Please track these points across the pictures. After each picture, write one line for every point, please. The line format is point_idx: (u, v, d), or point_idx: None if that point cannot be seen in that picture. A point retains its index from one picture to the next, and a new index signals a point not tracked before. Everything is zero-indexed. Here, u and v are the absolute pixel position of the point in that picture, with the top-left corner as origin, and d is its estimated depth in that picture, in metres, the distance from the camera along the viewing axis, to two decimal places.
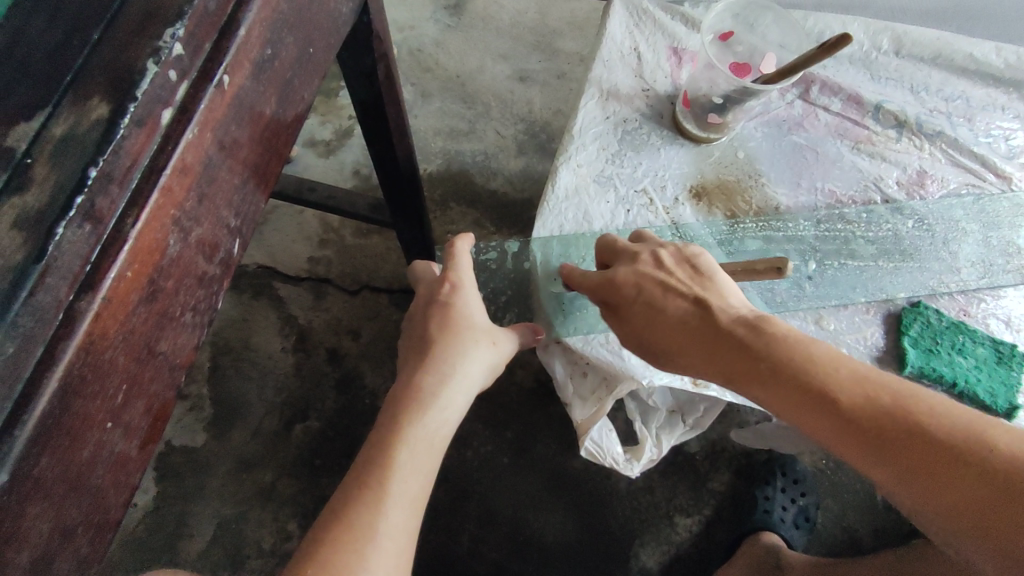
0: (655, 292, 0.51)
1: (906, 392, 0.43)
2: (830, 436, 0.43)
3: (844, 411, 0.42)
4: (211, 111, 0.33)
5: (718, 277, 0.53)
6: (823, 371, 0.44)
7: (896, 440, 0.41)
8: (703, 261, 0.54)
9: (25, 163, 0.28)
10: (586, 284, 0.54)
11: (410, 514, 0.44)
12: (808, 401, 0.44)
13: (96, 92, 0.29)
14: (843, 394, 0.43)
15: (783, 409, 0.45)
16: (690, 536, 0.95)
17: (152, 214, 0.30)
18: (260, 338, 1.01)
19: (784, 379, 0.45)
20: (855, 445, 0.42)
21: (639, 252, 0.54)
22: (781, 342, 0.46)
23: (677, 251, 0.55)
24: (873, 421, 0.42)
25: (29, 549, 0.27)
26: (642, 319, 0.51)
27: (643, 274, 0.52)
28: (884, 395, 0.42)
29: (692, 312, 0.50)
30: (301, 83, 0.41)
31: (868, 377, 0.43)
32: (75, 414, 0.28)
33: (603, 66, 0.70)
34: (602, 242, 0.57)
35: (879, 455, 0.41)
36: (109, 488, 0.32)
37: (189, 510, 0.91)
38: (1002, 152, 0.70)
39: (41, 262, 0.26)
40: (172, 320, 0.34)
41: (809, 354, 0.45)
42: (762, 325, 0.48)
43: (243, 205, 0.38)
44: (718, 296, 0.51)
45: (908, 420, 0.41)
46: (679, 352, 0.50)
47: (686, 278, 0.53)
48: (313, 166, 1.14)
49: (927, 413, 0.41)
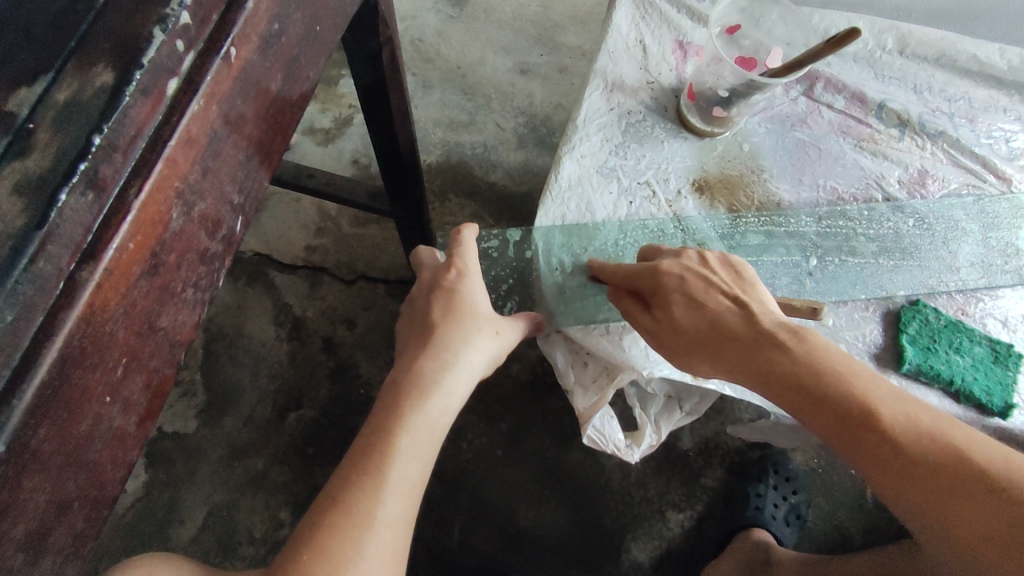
0: (699, 291, 0.50)
1: (938, 418, 0.44)
2: (864, 454, 0.44)
3: (884, 430, 0.44)
4: (217, 84, 0.32)
5: (757, 286, 0.53)
6: (866, 387, 0.45)
7: (933, 463, 0.43)
8: (746, 269, 0.54)
9: (28, 128, 0.28)
10: (627, 279, 0.54)
11: (407, 502, 0.44)
12: (847, 416, 0.45)
13: (100, 59, 0.29)
14: (884, 413, 0.44)
15: (820, 418, 0.46)
16: (682, 532, 0.95)
17: (156, 184, 0.30)
18: (255, 325, 1.01)
19: (825, 393, 0.45)
20: (889, 465, 0.43)
21: (684, 250, 0.54)
22: (825, 356, 0.47)
23: (721, 254, 0.55)
24: (913, 443, 0.43)
25: (24, 522, 0.27)
26: (681, 317, 0.50)
27: (687, 272, 0.52)
28: (922, 418, 0.44)
29: (734, 315, 0.50)
30: (307, 61, 0.41)
31: (906, 400, 0.45)
32: (75, 385, 0.28)
33: (608, 58, 0.70)
34: (647, 249, 0.56)
35: (913, 476, 0.43)
36: (106, 463, 0.31)
37: (179, 496, 0.90)
38: (1004, 153, 0.70)
39: (42, 229, 0.26)
40: (173, 295, 0.33)
41: (850, 371, 0.46)
42: (805, 337, 0.48)
43: (246, 181, 0.38)
44: (759, 304, 0.51)
45: (943, 446, 0.43)
46: (714, 358, 0.49)
47: (728, 279, 0.53)
48: (311, 153, 1.13)
49: (962, 441, 0.43)
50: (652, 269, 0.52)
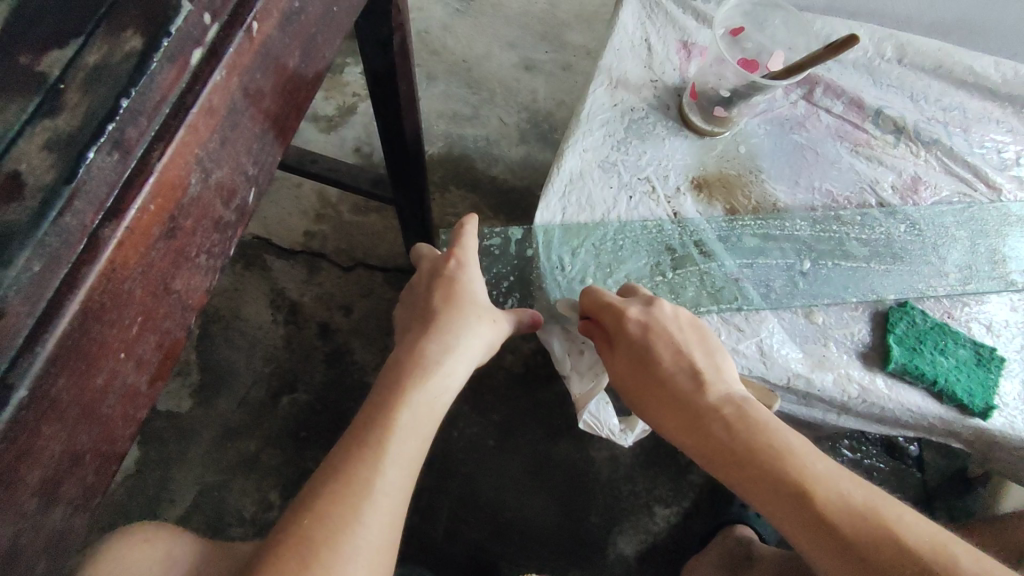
0: (659, 347, 0.53)
1: (877, 499, 0.43)
2: (799, 531, 0.44)
3: (818, 508, 0.43)
4: (239, 56, 0.33)
5: (720, 353, 0.54)
6: (799, 464, 0.46)
7: (870, 548, 0.41)
8: (710, 335, 0.56)
9: (59, 88, 0.29)
10: (594, 304, 0.55)
11: (406, 475, 0.45)
12: (780, 490, 0.45)
13: (130, 25, 0.30)
14: (818, 490, 0.44)
15: (758, 496, 0.46)
16: (668, 527, 0.97)
17: (177, 149, 0.31)
18: (251, 309, 1.01)
19: (762, 470, 0.46)
20: (822, 545, 0.43)
21: (654, 299, 0.56)
22: (764, 430, 0.48)
23: (687, 316, 0.56)
24: (845, 524, 0.42)
25: (39, 469, 0.28)
26: (637, 370, 0.53)
27: (653, 326, 0.54)
28: (856, 497, 0.43)
29: (687, 378, 0.52)
30: (324, 41, 0.42)
31: (842, 479, 0.45)
32: (93, 338, 0.29)
33: (614, 55, 0.71)
34: (625, 286, 0.58)
35: (849, 559, 0.41)
36: (118, 419, 0.33)
37: (170, 475, 0.91)
38: (994, 163, 0.72)
39: (70, 185, 0.27)
40: (188, 259, 0.34)
41: (788, 447, 0.47)
42: (749, 410, 0.50)
43: (261, 154, 0.39)
44: (715, 370, 0.53)
45: (879, 525, 0.42)
46: (665, 417, 0.52)
47: (691, 342, 0.54)
48: (314, 140, 1.14)
49: (901, 526, 0.42)
50: (619, 311, 0.53)
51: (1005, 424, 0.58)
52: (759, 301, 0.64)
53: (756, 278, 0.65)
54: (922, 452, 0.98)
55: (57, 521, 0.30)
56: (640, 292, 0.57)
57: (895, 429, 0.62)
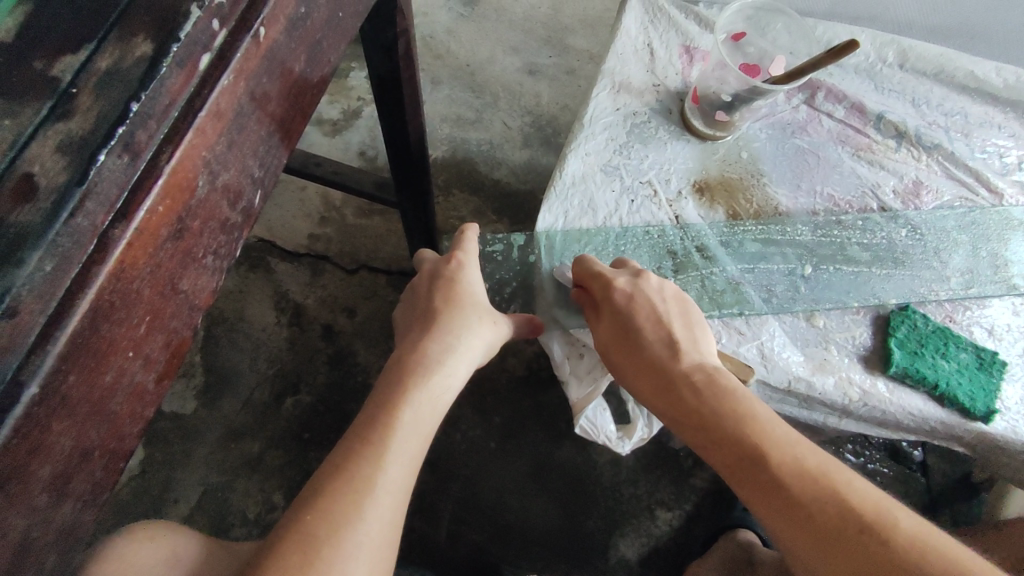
0: (638, 315, 0.54)
1: (831, 464, 0.44)
2: (750, 488, 0.45)
3: (772, 467, 0.44)
4: (246, 61, 0.34)
5: (700, 326, 0.55)
6: (760, 427, 0.46)
7: (814, 504, 0.42)
8: (693, 308, 0.56)
9: (71, 93, 0.29)
10: (585, 274, 0.57)
11: (407, 473, 0.45)
12: (737, 449, 0.46)
13: (141, 31, 0.31)
14: (773, 451, 0.45)
15: (716, 455, 0.47)
16: (670, 530, 0.97)
17: (185, 152, 0.31)
18: (256, 311, 1.02)
19: (722, 430, 0.47)
20: (769, 501, 0.44)
21: (642, 271, 0.57)
22: (731, 394, 0.48)
23: (672, 289, 0.57)
24: (795, 482, 0.43)
25: (50, 464, 0.29)
26: (616, 336, 0.54)
27: (637, 296, 0.54)
28: (810, 461, 0.44)
29: (664, 346, 0.53)
30: (329, 46, 0.42)
31: (800, 444, 0.45)
32: (102, 336, 0.30)
33: (616, 60, 0.72)
34: (618, 259, 0.60)
35: (792, 514, 0.42)
36: (126, 416, 0.33)
37: (175, 475, 0.92)
38: (997, 167, 0.72)
39: (83, 186, 0.28)
40: (195, 260, 0.35)
41: (752, 412, 0.47)
42: (719, 377, 0.50)
43: (267, 156, 0.39)
44: (692, 341, 0.53)
45: (828, 486, 0.42)
46: (635, 379, 0.53)
47: (673, 313, 0.55)
48: (319, 143, 1.15)
49: (848, 489, 0.42)
50: (606, 279, 0.55)
51: (1006, 428, 0.59)
52: (761, 306, 0.64)
53: (758, 283, 0.65)
54: (926, 458, 0.98)
55: (67, 515, 0.31)
56: (630, 266, 0.59)
57: (895, 433, 0.62)
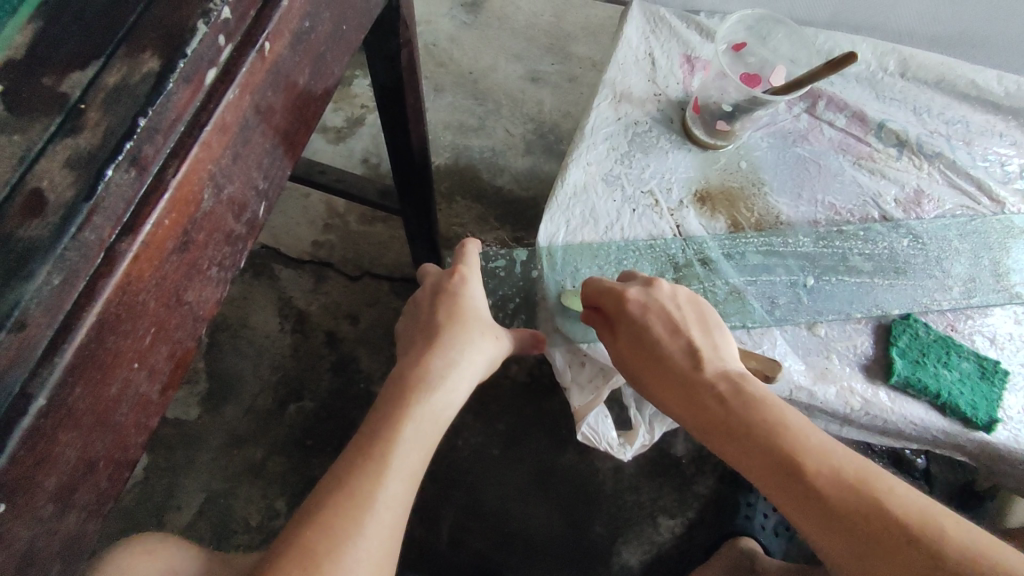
0: (656, 325, 0.54)
1: (868, 470, 0.44)
2: (791, 502, 0.45)
3: (810, 479, 0.44)
4: (251, 75, 0.34)
5: (718, 330, 0.55)
6: (793, 436, 0.46)
7: (858, 514, 0.42)
8: (710, 313, 0.56)
9: (80, 108, 0.30)
10: (594, 292, 0.56)
11: (407, 488, 0.45)
12: (773, 462, 0.46)
13: (148, 46, 0.31)
14: (810, 462, 0.45)
15: (751, 470, 0.47)
16: (673, 538, 0.96)
17: (191, 165, 0.32)
18: (258, 318, 1.02)
19: (756, 443, 0.47)
20: (811, 515, 0.44)
21: (656, 280, 0.57)
22: (760, 403, 0.48)
23: (686, 294, 0.57)
24: (837, 494, 0.43)
25: (56, 475, 0.29)
26: (637, 349, 0.54)
27: (651, 307, 0.55)
28: (847, 469, 0.44)
29: (685, 356, 0.53)
30: (333, 58, 0.43)
31: (835, 452, 0.45)
32: (109, 349, 0.30)
33: (617, 70, 0.72)
34: (623, 271, 0.59)
35: (840, 529, 0.42)
36: (131, 427, 0.34)
37: (178, 482, 0.92)
38: (998, 176, 0.73)
39: (90, 201, 0.28)
40: (199, 271, 0.35)
41: (782, 419, 0.47)
42: (745, 384, 0.50)
43: (271, 168, 0.40)
44: (712, 348, 0.53)
45: (870, 497, 0.42)
46: (662, 391, 0.52)
47: (691, 321, 0.55)
48: (322, 151, 1.16)
49: (888, 495, 0.42)
50: (620, 293, 0.55)
51: (1009, 437, 0.58)
52: (763, 316, 0.64)
53: (760, 293, 0.66)
54: (930, 466, 0.98)
55: (71, 525, 0.31)
56: (639, 276, 0.59)
57: (898, 443, 0.62)
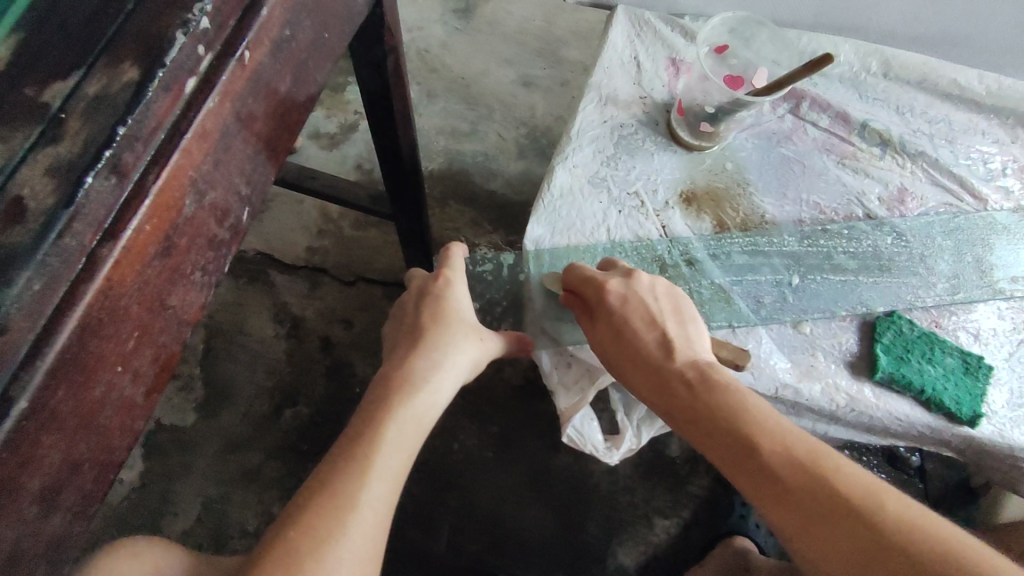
0: (632, 317, 0.54)
1: (824, 450, 0.45)
2: (745, 478, 0.45)
3: (763, 456, 0.45)
4: (231, 84, 0.35)
5: (693, 322, 0.56)
6: (750, 417, 0.47)
7: (803, 488, 0.43)
8: (686, 305, 0.56)
9: (60, 117, 0.31)
10: (576, 280, 0.56)
11: (391, 487, 0.46)
12: (729, 439, 0.47)
13: (128, 57, 0.32)
14: (766, 441, 0.45)
15: (710, 448, 0.48)
16: (668, 538, 0.97)
17: (172, 172, 0.33)
18: (253, 324, 1.03)
19: (715, 422, 0.48)
20: (763, 491, 0.44)
21: (634, 271, 0.57)
22: (725, 388, 0.49)
23: (665, 286, 0.57)
24: (787, 469, 0.44)
25: (40, 477, 0.30)
26: (611, 338, 0.55)
27: (629, 298, 0.55)
28: (801, 447, 0.45)
29: (657, 344, 0.53)
30: (315, 65, 0.44)
31: (792, 432, 0.46)
32: (91, 352, 0.31)
33: (603, 73, 0.73)
34: (607, 260, 0.60)
35: (784, 501, 0.43)
36: (115, 430, 0.34)
37: (174, 488, 0.92)
38: (981, 173, 0.73)
39: (70, 208, 0.29)
40: (183, 276, 0.36)
41: (745, 403, 0.48)
42: (712, 370, 0.51)
43: (254, 174, 0.41)
44: (686, 338, 0.54)
45: (819, 473, 0.43)
46: (632, 375, 0.53)
47: (666, 312, 0.55)
48: (316, 157, 1.17)
49: (838, 474, 0.43)
50: (600, 284, 0.55)
51: (993, 432, 0.59)
52: (749, 316, 0.65)
53: (746, 292, 0.66)
54: (924, 463, 0.98)
55: (56, 526, 0.32)
56: (620, 266, 0.59)
57: (885, 438, 0.63)
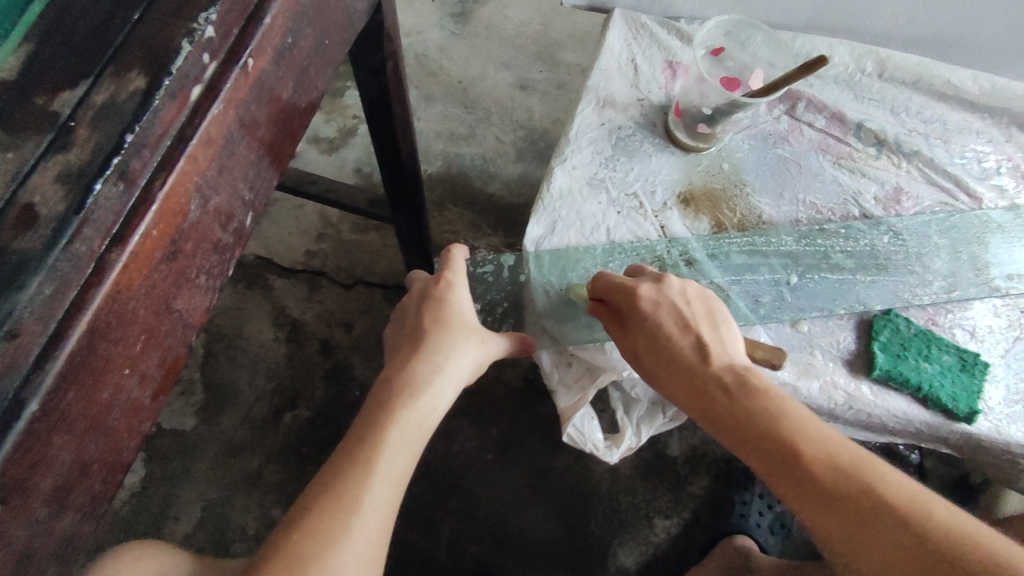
0: (667, 323, 0.54)
1: (864, 458, 0.45)
2: (787, 486, 0.46)
3: (806, 464, 0.45)
4: (235, 91, 0.36)
5: (727, 324, 0.55)
6: (792, 425, 0.47)
7: (847, 496, 0.43)
8: (719, 308, 0.56)
9: (69, 125, 0.31)
10: (603, 288, 0.56)
11: (394, 490, 0.46)
12: (771, 447, 0.47)
13: (135, 66, 0.32)
14: (808, 448, 0.46)
15: (751, 455, 0.48)
16: (669, 538, 0.97)
17: (178, 178, 0.33)
18: (254, 327, 1.04)
19: (757, 430, 0.48)
20: (807, 500, 0.45)
21: (664, 276, 0.57)
22: (765, 395, 0.49)
23: (696, 290, 0.57)
24: (830, 478, 0.44)
25: (50, 478, 0.30)
26: (647, 344, 0.54)
27: (662, 303, 0.55)
28: (843, 456, 0.45)
29: (693, 349, 0.53)
30: (316, 72, 0.44)
31: (833, 440, 0.46)
32: (100, 355, 0.31)
33: (600, 76, 0.74)
34: (632, 266, 0.60)
35: (828, 509, 0.44)
36: (123, 432, 0.35)
37: (176, 492, 0.93)
38: (976, 172, 0.74)
39: (80, 214, 0.30)
40: (188, 280, 0.37)
41: (786, 410, 0.48)
42: (750, 376, 0.51)
43: (257, 179, 0.41)
44: (721, 342, 0.54)
45: (862, 482, 0.43)
46: (669, 381, 0.53)
47: (699, 317, 0.55)
48: (315, 162, 1.17)
49: (882, 482, 0.43)
50: (631, 290, 0.55)
51: (989, 428, 0.60)
52: (747, 315, 0.65)
53: (744, 291, 0.67)
54: (922, 461, 0.99)
55: (66, 527, 0.32)
56: (649, 271, 0.59)
57: (883, 435, 0.63)
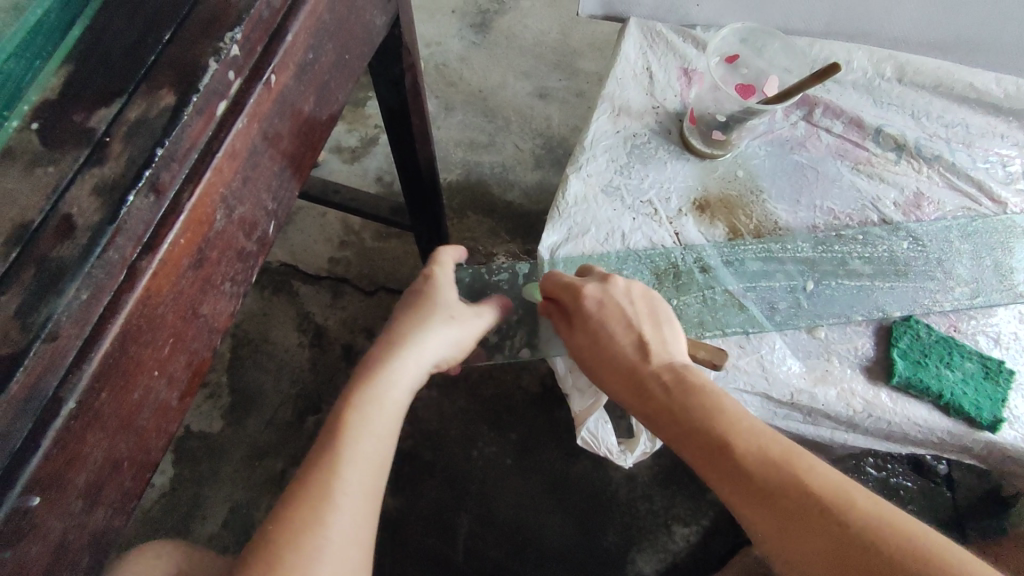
0: (611, 322, 0.55)
1: (792, 448, 0.43)
2: (720, 480, 0.44)
3: (734, 456, 0.43)
4: (259, 105, 0.38)
5: (669, 325, 0.55)
6: (722, 418, 0.46)
7: (772, 487, 0.41)
8: (663, 309, 0.57)
9: (104, 141, 0.33)
10: (554, 286, 0.58)
11: (370, 473, 0.44)
12: (702, 440, 0.45)
13: (165, 83, 0.34)
14: (738, 441, 0.44)
15: (685, 450, 0.47)
16: (688, 545, 0.96)
17: (204, 189, 0.36)
18: (278, 333, 1.06)
19: (689, 424, 0.47)
20: (738, 493, 0.42)
21: (610, 276, 0.58)
22: (699, 390, 0.48)
23: (641, 291, 0.58)
24: (757, 468, 0.42)
25: (85, 473, 0.32)
26: (590, 345, 0.55)
27: (607, 302, 0.56)
28: (773, 446, 0.43)
29: (634, 348, 0.53)
30: (336, 86, 0.46)
31: (762, 432, 0.44)
32: (131, 357, 0.33)
33: (616, 84, 0.74)
34: (584, 266, 0.61)
35: (758, 502, 0.41)
36: (152, 431, 0.37)
37: (202, 492, 0.95)
38: (1000, 177, 0.73)
39: (114, 224, 0.32)
40: (213, 286, 0.39)
41: (719, 404, 0.47)
42: (688, 373, 0.51)
43: (279, 190, 0.44)
44: (661, 341, 0.54)
45: (788, 471, 0.41)
46: (612, 379, 0.53)
47: (642, 316, 0.55)
48: (338, 171, 1.20)
49: (809, 473, 0.41)
50: (577, 289, 0.56)
51: (1014, 436, 0.58)
52: (764, 322, 0.65)
53: (760, 298, 0.66)
54: (951, 471, 0.96)
55: (99, 520, 0.34)
56: (597, 272, 0.60)
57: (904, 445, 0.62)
